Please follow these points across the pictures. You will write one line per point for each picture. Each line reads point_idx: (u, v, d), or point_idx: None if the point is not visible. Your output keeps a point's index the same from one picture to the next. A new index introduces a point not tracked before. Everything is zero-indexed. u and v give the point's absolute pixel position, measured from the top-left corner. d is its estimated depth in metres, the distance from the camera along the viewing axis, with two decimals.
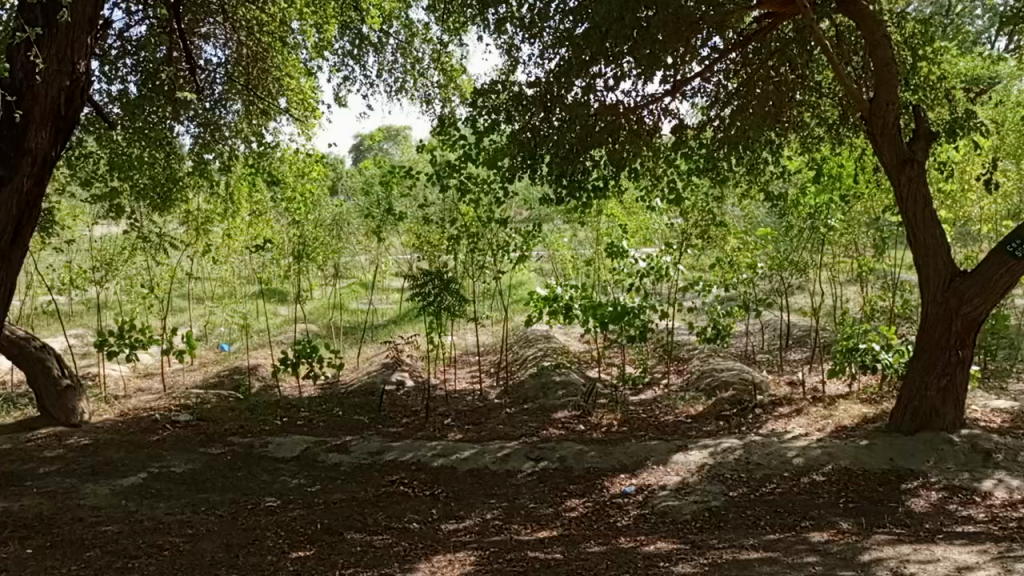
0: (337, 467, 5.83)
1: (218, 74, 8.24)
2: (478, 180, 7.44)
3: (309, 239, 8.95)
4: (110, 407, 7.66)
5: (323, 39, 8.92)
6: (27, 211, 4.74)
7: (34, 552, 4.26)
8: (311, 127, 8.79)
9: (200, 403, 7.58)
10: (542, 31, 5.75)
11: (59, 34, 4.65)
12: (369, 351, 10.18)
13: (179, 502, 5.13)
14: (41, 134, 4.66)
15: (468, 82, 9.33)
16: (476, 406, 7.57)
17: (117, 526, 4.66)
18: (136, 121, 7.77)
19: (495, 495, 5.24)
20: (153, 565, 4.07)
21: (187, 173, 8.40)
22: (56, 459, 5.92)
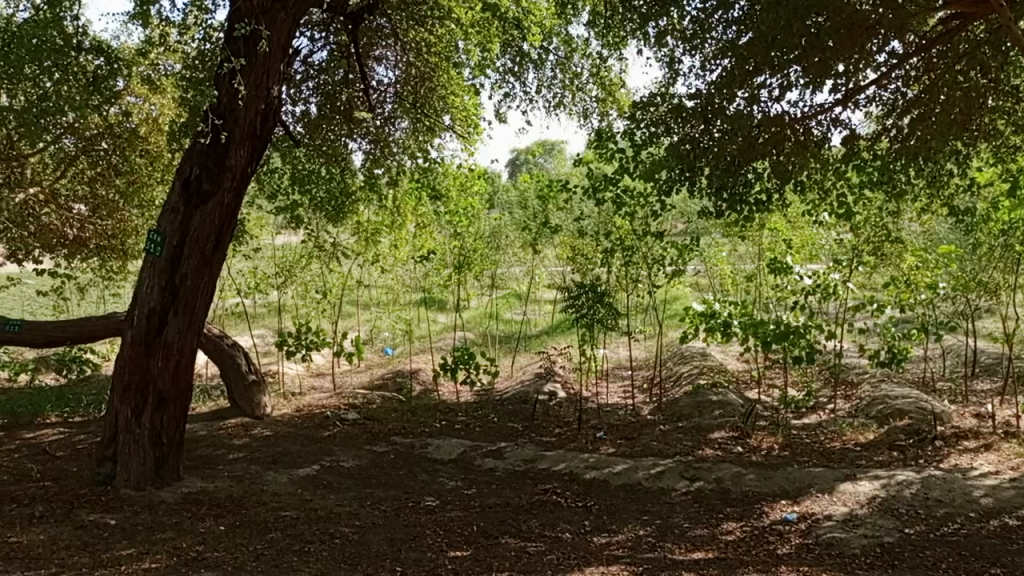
0: (492, 472, 6.00)
1: (388, 93, 8.75)
2: (635, 194, 7.39)
3: (469, 250, 9.32)
4: (287, 402, 8.31)
5: (485, 57, 9.17)
6: (227, 223, 5.28)
7: (226, 529, 4.73)
8: (473, 142, 9.11)
9: (366, 403, 8.05)
10: (705, 42, 5.70)
11: (258, 63, 5.18)
12: (522, 361, 10.38)
13: (348, 494, 5.49)
14: (240, 152, 5.20)
15: (627, 95, 9.33)
16: (628, 421, 7.51)
17: (295, 512, 5.06)
18: (317, 138, 8.44)
19: (648, 512, 5.18)
20: (325, 551, 4.38)
21: (359, 187, 9.00)
22: (243, 447, 6.52)
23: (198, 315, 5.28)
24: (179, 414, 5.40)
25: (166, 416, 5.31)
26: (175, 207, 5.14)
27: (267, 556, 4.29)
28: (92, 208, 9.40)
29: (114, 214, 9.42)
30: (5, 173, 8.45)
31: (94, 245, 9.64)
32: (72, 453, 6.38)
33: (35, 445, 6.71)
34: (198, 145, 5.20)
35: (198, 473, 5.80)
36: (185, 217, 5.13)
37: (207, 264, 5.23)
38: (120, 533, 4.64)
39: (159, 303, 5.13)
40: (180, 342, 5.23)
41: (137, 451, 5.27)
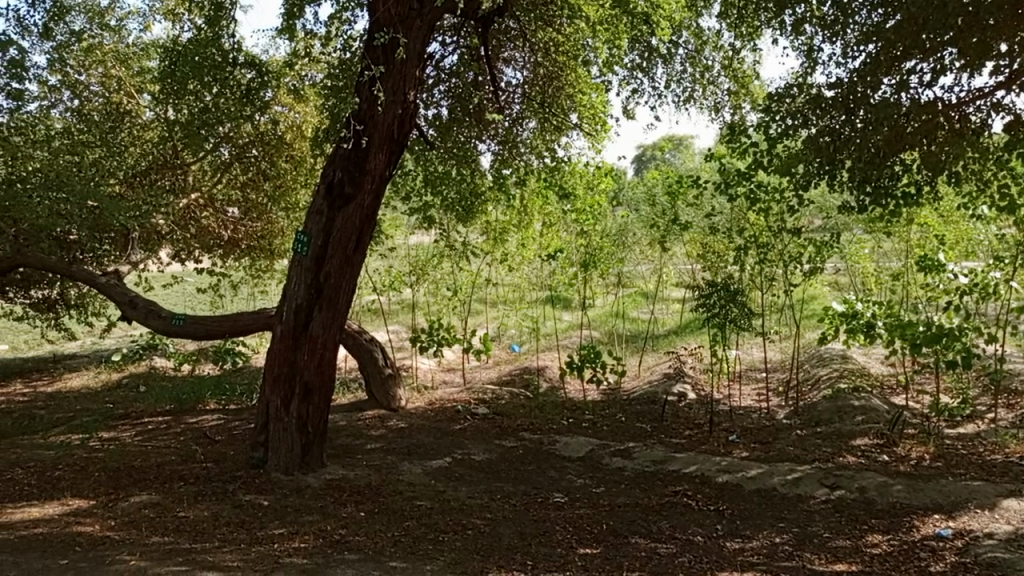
0: (621, 471, 5.97)
1: (516, 94, 8.82)
2: (769, 189, 7.11)
3: (595, 248, 9.31)
4: (420, 395, 8.61)
5: (613, 54, 9.16)
6: (367, 223, 5.55)
7: (366, 515, 4.97)
8: (601, 140, 9.11)
9: (495, 399, 8.22)
10: (847, 28, 5.45)
11: (396, 70, 5.40)
12: (650, 361, 10.23)
13: (479, 487, 5.63)
14: (379, 156, 5.45)
15: (761, 87, 8.99)
16: (763, 424, 7.25)
17: (429, 502, 5.25)
18: (448, 140, 8.68)
19: (785, 519, 4.99)
20: (459, 541, 4.52)
21: (488, 187, 9.16)
22: (380, 438, 6.84)
23: (341, 310, 5.59)
24: (323, 404, 5.74)
25: (311, 406, 5.66)
26: (320, 209, 5.46)
27: (405, 543, 4.49)
28: (243, 211, 10.12)
29: (262, 216, 10.11)
30: (171, 180, 9.38)
31: (246, 245, 10.40)
32: (229, 438, 6.91)
33: (198, 429, 7.34)
34: (341, 150, 5.49)
35: (339, 461, 6.13)
36: (329, 218, 5.43)
37: (348, 263, 5.52)
38: (273, 513, 4.99)
39: (306, 299, 5.47)
40: (325, 336, 5.55)
41: (286, 438, 5.65)
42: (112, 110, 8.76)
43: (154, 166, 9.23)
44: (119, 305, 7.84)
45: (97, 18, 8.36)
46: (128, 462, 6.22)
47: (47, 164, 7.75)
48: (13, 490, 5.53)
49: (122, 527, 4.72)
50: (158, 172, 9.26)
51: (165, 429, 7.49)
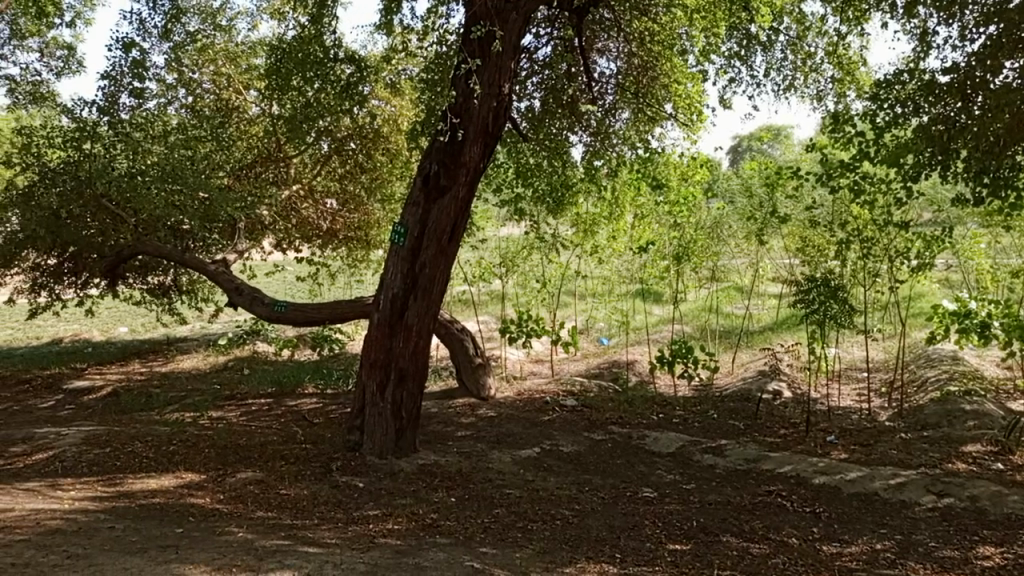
0: (712, 468, 5.87)
1: (609, 84, 8.82)
2: (875, 180, 6.77)
3: (688, 240, 9.14)
4: (510, 385, 8.70)
5: (710, 42, 8.87)
6: (461, 215, 5.65)
7: (457, 501, 5.08)
8: (696, 130, 8.93)
9: (584, 391, 8.21)
10: (965, 9, 5.14)
11: (491, 63, 5.46)
12: (744, 357, 9.98)
13: (568, 478, 5.66)
14: (474, 148, 5.53)
15: (868, 73, 8.58)
16: (863, 426, 6.96)
17: (518, 491, 5.31)
18: (540, 133, 8.70)
19: (887, 525, 4.78)
20: (547, 531, 4.57)
21: (580, 178, 9.17)
22: (469, 426, 6.95)
23: (435, 300, 5.72)
24: (416, 391, 5.90)
25: (405, 392, 5.82)
26: (417, 201, 5.59)
27: (495, 529, 4.56)
28: (341, 203, 10.45)
29: (359, 208, 10.45)
30: (275, 173, 9.81)
31: (342, 235, 10.70)
32: (326, 421, 7.18)
33: (297, 412, 7.66)
34: (437, 142, 5.60)
35: (431, 447, 6.28)
36: (425, 210, 5.56)
37: (443, 254, 5.64)
38: (368, 495, 5.18)
39: (402, 289, 5.62)
40: (419, 324, 5.69)
41: (381, 423, 5.83)
42: (221, 105, 9.32)
43: (259, 159, 9.65)
44: (227, 292, 8.25)
45: (209, 19, 8.80)
46: (234, 440, 6.57)
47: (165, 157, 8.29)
48: (133, 462, 5.94)
49: (229, 501, 5.00)
50: (263, 164, 9.65)
51: (267, 410, 7.86)
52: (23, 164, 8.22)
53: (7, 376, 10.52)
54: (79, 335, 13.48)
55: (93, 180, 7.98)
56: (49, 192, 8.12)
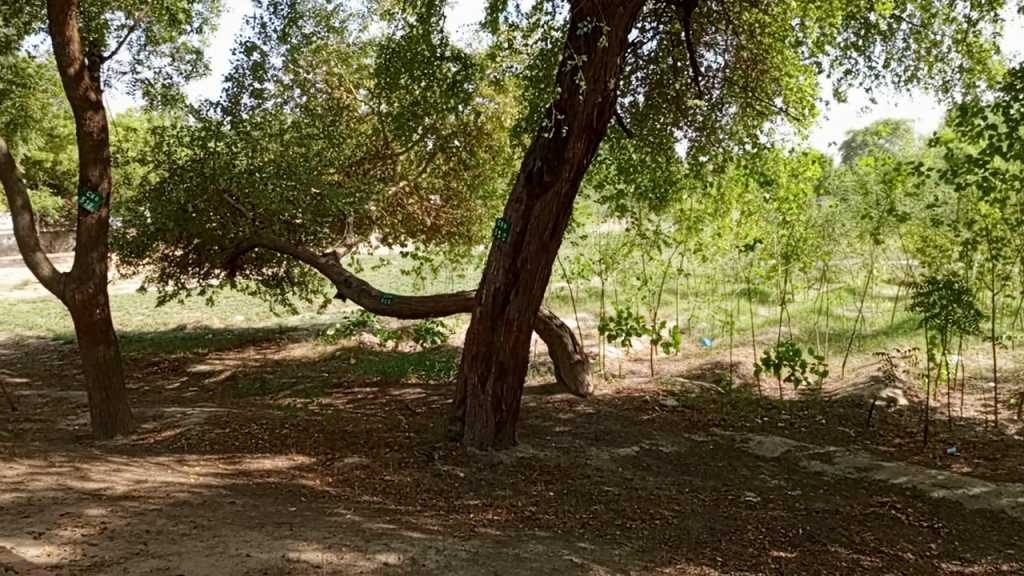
0: (820, 476, 5.66)
1: (717, 78, 8.53)
2: (1008, 176, 6.30)
3: (798, 240, 8.84)
4: (608, 383, 8.65)
5: (825, 33, 8.56)
6: (563, 211, 5.66)
7: (555, 495, 5.12)
8: (807, 125, 8.62)
9: (685, 392, 8.06)
10: None
11: (597, 58, 5.44)
12: (856, 362, 9.54)
13: (667, 479, 5.59)
14: (578, 144, 5.53)
15: (1001, 62, 8.02)
16: (989, 439, 6.52)
17: (617, 489, 5.29)
18: (644, 128, 8.62)
19: (1014, 546, 4.47)
20: (646, 530, 4.53)
21: (685, 174, 8.99)
22: (568, 422, 6.97)
23: (536, 295, 5.77)
24: (516, 384, 5.97)
25: (505, 385, 5.91)
26: (520, 196, 5.66)
27: (593, 525, 4.57)
28: (444, 199, 10.66)
29: (462, 205, 10.63)
30: (382, 170, 10.11)
31: (446, 231, 10.87)
32: (428, 411, 7.37)
33: (400, 401, 7.90)
34: (542, 139, 5.64)
35: (530, 441, 6.34)
36: (528, 205, 5.61)
37: (545, 249, 5.68)
38: (469, 485, 5.28)
39: (503, 283, 5.70)
40: (520, 319, 5.76)
41: (481, 414, 5.93)
42: (333, 105, 9.67)
43: (368, 157, 9.95)
44: (336, 284, 8.57)
45: (323, 22, 9.20)
46: (341, 426, 6.85)
47: (281, 155, 8.77)
48: (249, 442, 6.30)
49: (337, 483, 5.22)
50: (371, 161, 9.97)
51: (373, 399, 8.14)
52: (154, 162, 8.79)
53: (139, 359, 11.34)
54: (201, 323, 14.36)
55: (217, 177, 8.50)
56: (177, 187, 8.65)
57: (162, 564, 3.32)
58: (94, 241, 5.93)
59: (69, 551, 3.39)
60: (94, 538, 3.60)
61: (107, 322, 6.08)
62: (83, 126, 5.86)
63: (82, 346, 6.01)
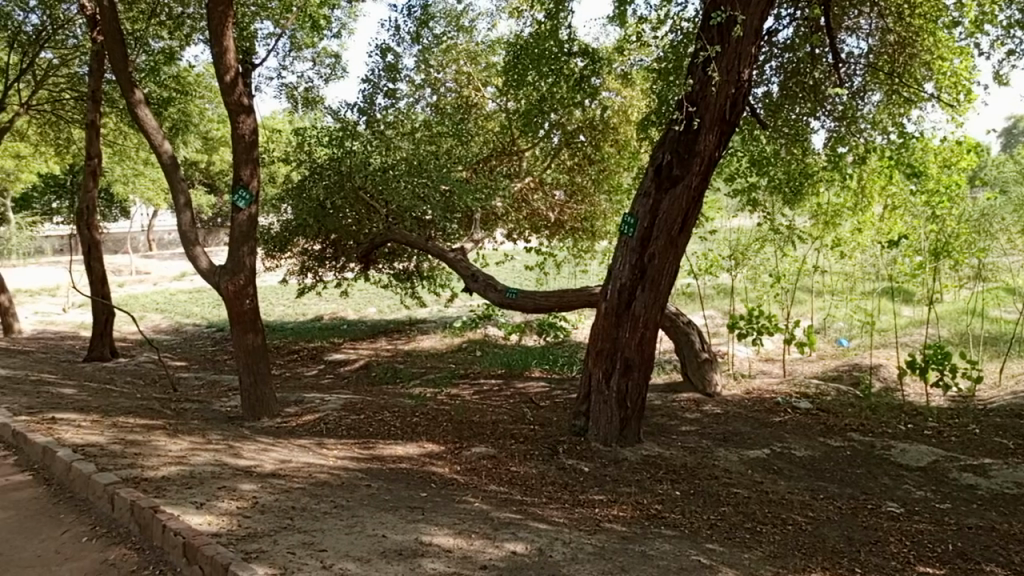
0: (972, 489, 5.26)
1: (858, 65, 8.09)
2: None
3: (950, 235, 8.03)
4: (738, 383, 8.40)
5: (984, 11, 7.89)
6: (693, 206, 5.55)
7: (681, 494, 5.04)
8: (962, 111, 7.97)
9: (819, 394, 7.70)
10: None
11: (731, 48, 5.29)
12: (1015, 368, 8.77)
13: (801, 484, 5.37)
14: (709, 136, 5.40)
15: None
16: None
17: (747, 491, 5.14)
18: (778, 119, 8.24)
19: None
20: (778, 535, 4.38)
21: (822, 166, 8.52)
22: (694, 421, 6.84)
23: (664, 291, 5.69)
24: (642, 381, 5.92)
25: (631, 382, 5.87)
26: (648, 191, 5.58)
27: (722, 527, 4.47)
28: (569, 194, 10.66)
29: (587, 200, 10.58)
30: (508, 166, 10.19)
31: (570, 226, 10.87)
32: (552, 405, 7.43)
33: (524, 394, 8.01)
34: (672, 132, 5.55)
35: (655, 439, 6.27)
36: (656, 200, 5.53)
37: (672, 245, 5.59)
38: (593, 479, 5.30)
39: (630, 279, 5.66)
40: (647, 315, 5.70)
41: (606, 410, 5.91)
42: (461, 104, 9.86)
43: (495, 153, 10.08)
44: (463, 278, 8.78)
45: (453, 22, 9.42)
46: (468, 416, 7.03)
47: (411, 153, 9.02)
48: (383, 429, 6.59)
49: (465, 472, 5.37)
50: (498, 158, 10.09)
51: (498, 391, 8.30)
52: (298, 161, 9.36)
53: (282, 347, 12.11)
54: (337, 314, 15.13)
55: (353, 174, 8.94)
56: (317, 185, 9.17)
57: (307, 538, 3.55)
58: (245, 236, 6.37)
59: (227, 522, 3.68)
60: (247, 510, 3.89)
61: (255, 310, 6.53)
62: (236, 129, 6.30)
63: (235, 334, 6.49)
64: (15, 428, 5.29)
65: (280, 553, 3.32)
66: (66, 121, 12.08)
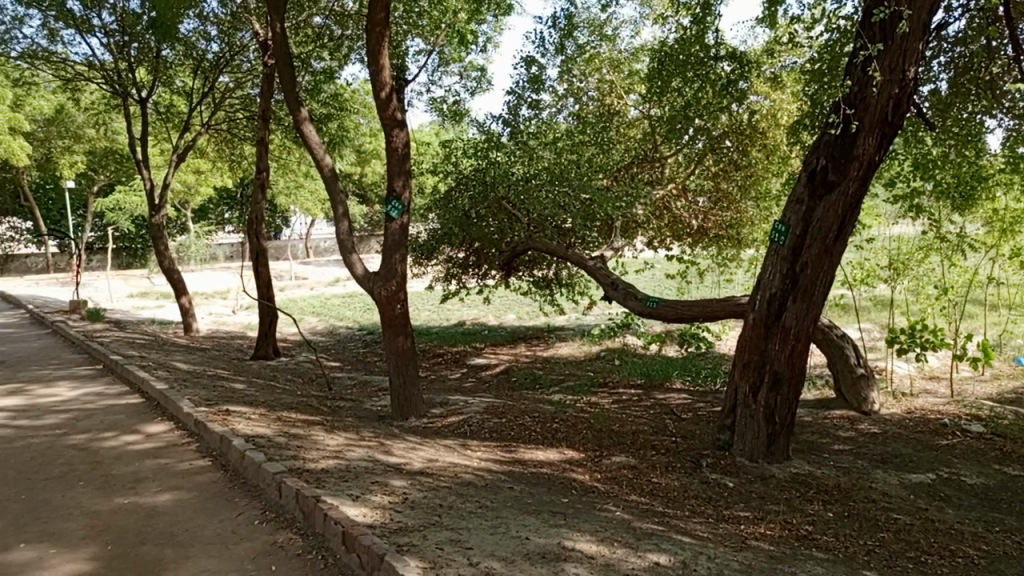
0: None
1: None
2: None
3: None
4: (898, 402, 7.85)
5: None
6: (850, 213, 5.28)
7: (834, 517, 4.79)
8: None
9: (994, 418, 7.05)
10: None
11: (895, 46, 4.97)
12: None
13: (972, 514, 4.95)
14: (869, 140, 5.11)
15: None
16: None
17: (908, 518, 4.80)
18: (947, 118, 7.65)
19: None
20: (945, 567, 4.07)
21: (997, 169, 7.85)
22: (849, 440, 6.47)
23: (817, 302, 5.46)
24: (792, 396, 5.69)
25: (780, 396, 5.66)
26: (801, 198, 5.37)
27: (880, 554, 4.21)
28: (712, 201, 10.32)
29: (732, 206, 10.23)
30: (650, 172, 9.92)
31: (714, 234, 10.52)
32: (695, 418, 7.27)
33: (665, 405, 7.88)
34: (828, 136, 5.30)
35: (805, 457, 5.99)
36: (809, 208, 5.31)
37: (827, 253, 5.33)
38: (738, 496, 5.15)
39: (780, 289, 5.47)
40: (797, 327, 5.49)
41: (752, 425, 5.73)
42: (603, 112, 9.90)
43: (636, 161, 9.80)
44: (603, 287, 8.77)
45: (597, 31, 9.46)
46: (608, 425, 7.01)
47: (553, 162, 9.20)
48: (523, 433, 6.71)
49: (605, 480, 5.36)
50: (639, 166, 9.81)
51: (638, 401, 8.22)
52: (444, 172, 9.70)
53: (427, 350, 12.60)
54: (479, 320, 15.54)
55: (497, 184, 9.21)
56: (463, 195, 9.46)
57: (454, 536, 3.69)
58: (398, 244, 6.71)
59: (380, 515, 3.90)
60: (398, 506, 4.10)
61: (406, 315, 6.86)
62: (390, 142, 6.62)
63: (386, 336, 6.83)
64: (196, 418, 5.86)
65: (430, 548, 3.47)
66: (239, 139, 13.20)
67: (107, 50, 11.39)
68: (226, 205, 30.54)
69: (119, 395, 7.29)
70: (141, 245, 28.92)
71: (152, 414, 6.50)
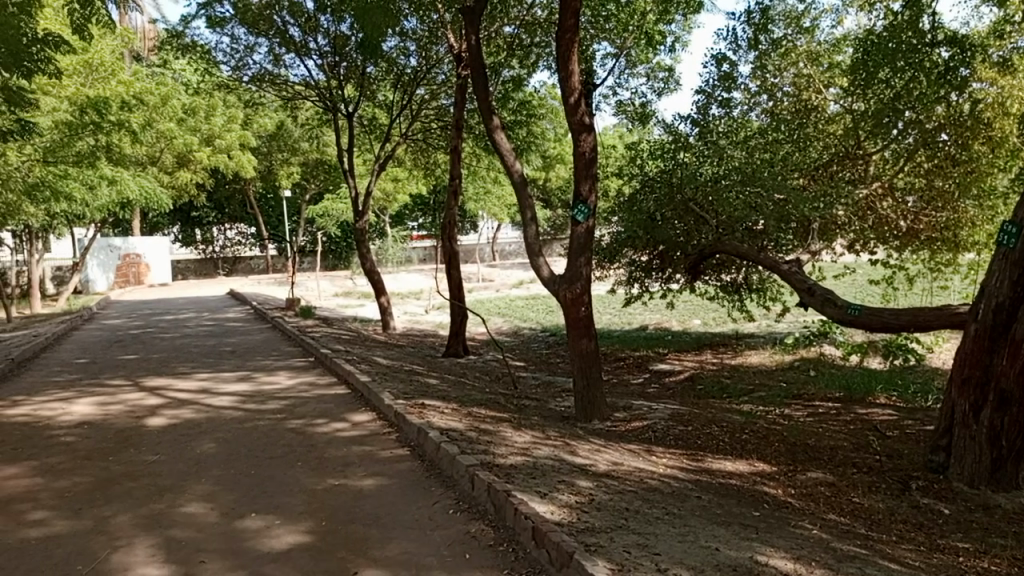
0: None
1: None
2: None
3: None
4: None
5: None
6: None
7: None
8: None
9: None
10: None
11: None
12: None
13: None
14: None
15: None
16: None
17: None
18: None
19: None
20: None
21: None
22: None
23: None
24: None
25: (1008, 417, 5.07)
26: None
27: None
28: (925, 200, 9.37)
29: (948, 205, 9.28)
30: (851, 171, 9.16)
31: (926, 236, 9.64)
32: (902, 436, 6.69)
33: (868, 421, 7.32)
34: None
35: None
36: None
37: None
38: (956, 524, 4.68)
39: (1009, 298, 4.89)
40: None
41: (973, 447, 5.18)
42: (800, 107, 9.35)
43: (836, 159, 9.11)
44: (798, 292, 8.30)
45: (793, 23, 9.06)
46: (803, 439, 6.64)
47: (744, 161, 8.77)
48: (711, 443, 6.52)
49: (801, 497, 5.08)
50: (840, 164, 9.11)
51: (836, 415, 7.70)
52: (629, 175, 9.64)
53: (610, 353, 12.61)
54: (662, 324, 15.30)
55: (683, 186, 8.97)
56: (648, 197, 9.38)
57: (642, 540, 3.67)
58: (583, 247, 6.76)
59: (568, 513, 3.96)
60: (586, 506, 4.14)
61: (590, 318, 6.91)
62: (578, 147, 6.71)
63: (571, 338, 6.92)
64: (396, 410, 6.28)
65: (617, 550, 3.48)
66: (433, 147, 13.96)
67: (321, 70, 12.49)
68: (419, 210, 32.38)
69: (329, 386, 7.97)
70: (346, 248, 31.47)
71: (357, 404, 7.05)
